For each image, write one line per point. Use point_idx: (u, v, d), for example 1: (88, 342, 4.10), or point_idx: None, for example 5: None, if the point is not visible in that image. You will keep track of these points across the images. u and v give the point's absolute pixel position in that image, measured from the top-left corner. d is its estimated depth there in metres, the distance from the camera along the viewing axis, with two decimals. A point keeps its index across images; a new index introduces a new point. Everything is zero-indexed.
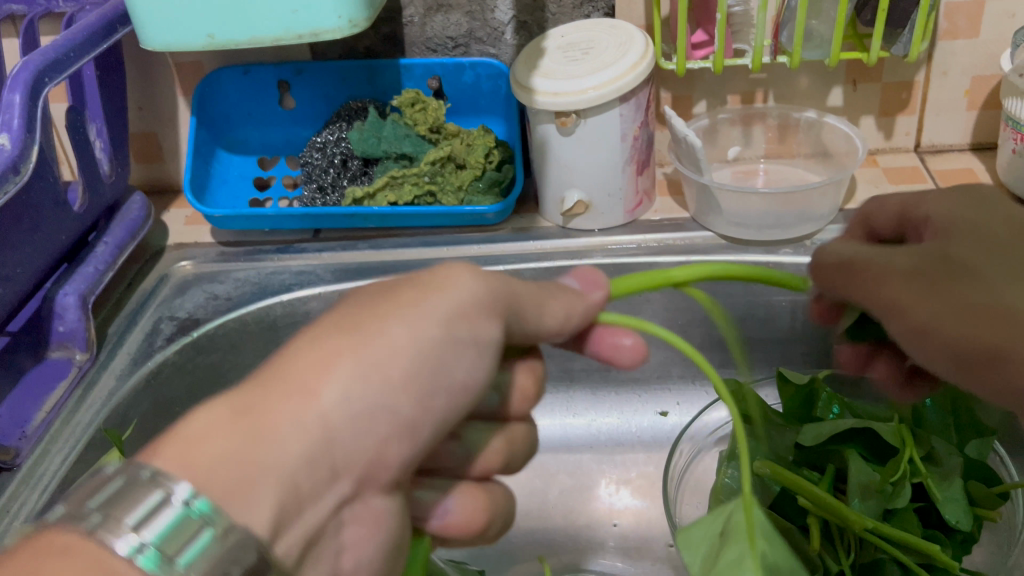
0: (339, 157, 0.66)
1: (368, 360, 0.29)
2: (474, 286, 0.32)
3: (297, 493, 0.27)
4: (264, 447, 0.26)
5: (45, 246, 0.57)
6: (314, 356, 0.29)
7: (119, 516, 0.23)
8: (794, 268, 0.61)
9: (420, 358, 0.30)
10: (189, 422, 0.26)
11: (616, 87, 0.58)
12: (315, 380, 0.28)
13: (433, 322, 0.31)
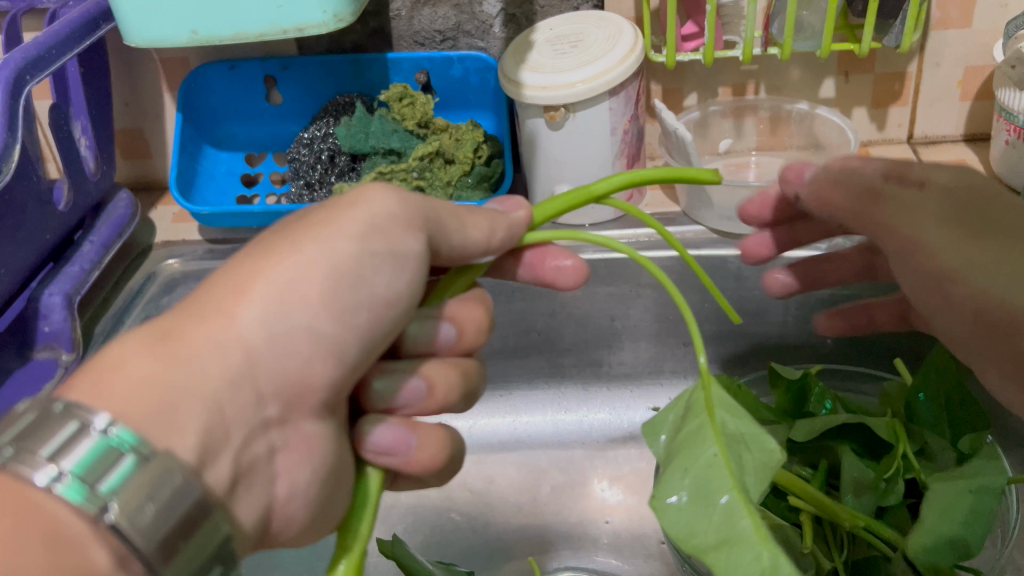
0: (326, 153, 0.65)
1: (285, 282, 0.32)
2: (389, 204, 0.35)
3: (222, 412, 0.30)
4: (188, 369, 0.29)
5: (29, 245, 0.56)
6: (234, 285, 0.32)
7: (31, 447, 0.25)
8: (786, 262, 0.60)
9: (333, 276, 0.33)
10: (114, 351, 0.29)
11: (605, 80, 0.57)
12: (234, 304, 0.31)
13: (351, 239, 0.34)
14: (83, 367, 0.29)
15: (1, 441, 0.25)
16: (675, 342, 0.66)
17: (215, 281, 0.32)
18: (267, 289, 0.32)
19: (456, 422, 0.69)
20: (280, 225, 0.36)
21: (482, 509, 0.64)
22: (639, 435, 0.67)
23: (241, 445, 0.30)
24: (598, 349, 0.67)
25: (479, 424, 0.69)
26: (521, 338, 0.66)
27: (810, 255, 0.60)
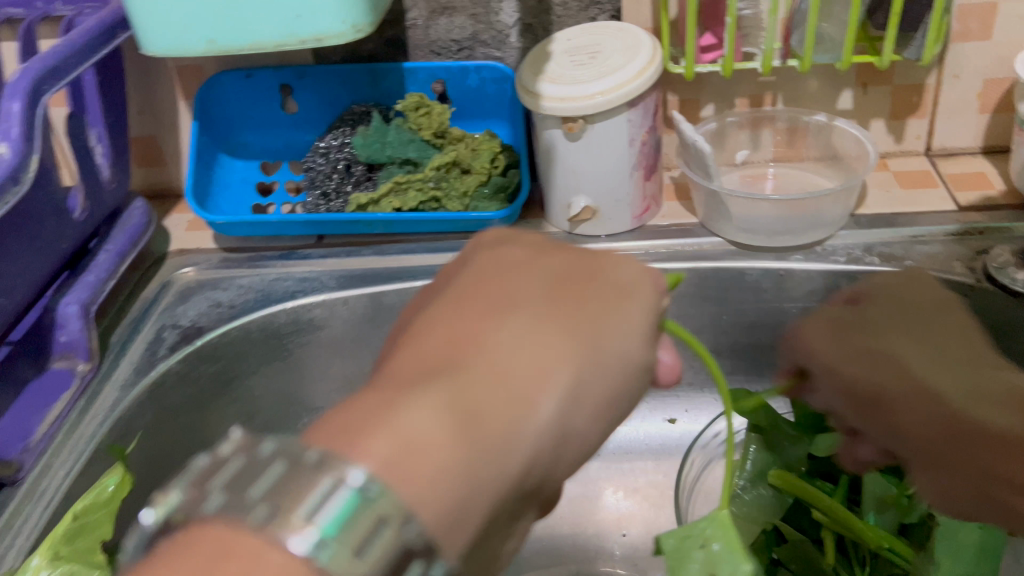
0: (342, 163, 0.65)
1: (581, 377, 0.30)
2: (652, 305, 0.34)
3: (497, 513, 0.28)
4: (488, 462, 0.27)
5: (46, 254, 0.56)
6: (533, 355, 0.30)
7: (291, 508, 0.23)
8: (803, 274, 0.60)
9: (619, 383, 0.32)
10: (412, 415, 0.26)
11: (624, 92, 0.57)
12: (534, 393, 0.29)
13: (635, 342, 0.32)
14: (369, 414, 0.26)
15: (251, 493, 0.24)
16: (691, 354, 0.65)
17: (505, 334, 0.30)
18: (573, 371, 0.30)
19: None
20: (541, 280, 0.33)
21: None
22: (655, 447, 0.67)
23: (496, 530, 0.29)
24: None
25: None
26: None
27: (828, 268, 0.60)
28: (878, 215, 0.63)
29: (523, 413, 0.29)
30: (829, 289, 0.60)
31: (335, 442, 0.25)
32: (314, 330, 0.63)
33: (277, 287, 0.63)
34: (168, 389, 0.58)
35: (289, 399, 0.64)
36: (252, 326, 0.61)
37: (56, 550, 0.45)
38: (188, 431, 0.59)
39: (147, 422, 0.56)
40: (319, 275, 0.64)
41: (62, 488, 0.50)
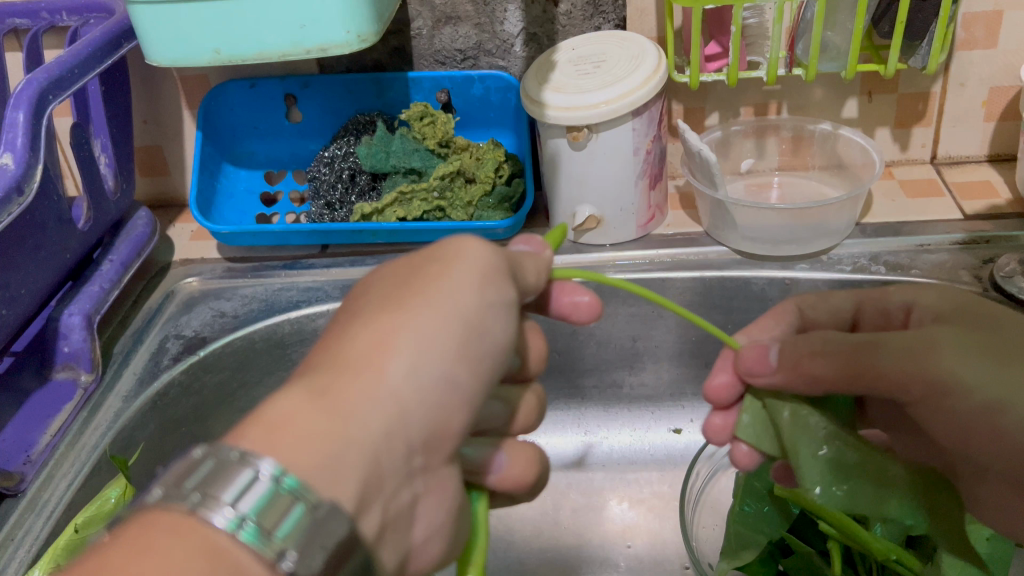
0: (347, 172, 0.65)
1: (426, 331, 0.28)
2: (485, 256, 0.32)
3: (376, 467, 0.27)
4: (348, 425, 0.26)
5: (50, 264, 0.56)
6: (374, 332, 0.28)
7: (215, 494, 0.23)
8: (809, 284, 0.60)
9: (465, 324, 0.29)
10: (273, 404, 0.26)
11: (628, 101, 0.56)
12: (379, 358, 0.28)
13: (472, 296, 0.30)
14: (247, 417, 0.26)
15: (185, 486, 0.23)
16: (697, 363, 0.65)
17: (363, 325, 0.28)
18: (411, 333, 0.28)
19: None
20: (393, 266, 0.32)
21: (502, 533, 0.63)
22: (661, 457, 0.66)
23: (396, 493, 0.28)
24: (620, 370, 0.66)
25: None
26: None
27: (834, 277, 0.59)
28: (884, 224, 0.63)
29: (419, 382, 0.28)
30: None
31: (247, 444, 0.24)
32: (318, 340, 0.63)
33: (281, 297, 0.63)
34: (173, 400, 0.58)
35: None
36: (256, 336, 0.61)
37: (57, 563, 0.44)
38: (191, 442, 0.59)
39: (149, 433, 0.56)
40: (323, 285, 0.64)
41: (64, 500, 0.50)
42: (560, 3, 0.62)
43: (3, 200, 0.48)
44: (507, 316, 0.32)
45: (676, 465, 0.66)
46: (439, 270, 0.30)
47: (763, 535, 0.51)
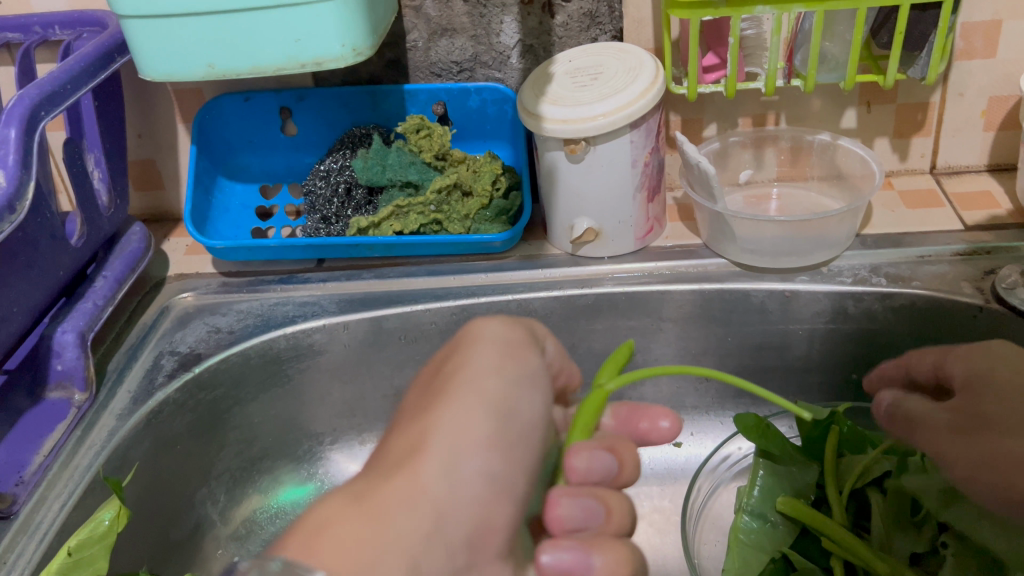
0: (343, 185, 0.64)
1: (456, 424, 0.32)
2: (501, 342, 0.37)
3: (420, 565, 0.28)
4: (388, 528, 0.28)
5: (43, 282, 0.55)
6: (415, 431, 0.32)
7: None
8: (809, 296, 0.59)
9: (494, 409, 0.33)
10: (322, 521, 0.28)
11: (626, 114, 0.56)
12: (420, 455, 0.31)
13: (494, 381, 0.34)
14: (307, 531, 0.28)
15: None
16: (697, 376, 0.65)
17: (406, 427, 0.33)
18: (455, 415, 0.33)
19: None
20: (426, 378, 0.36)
21: None
22: (661, 471, 0.65)
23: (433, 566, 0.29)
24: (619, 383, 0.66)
25: None
26: None
27: (835, 289, 0.59)
28: (884, 235, 0.62)
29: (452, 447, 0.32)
30: (835, 312, 0.60)
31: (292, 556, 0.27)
32: (314, 355, 0.62)
33: (277, 312, 0.63)
34: (168, 417, 0.57)
35: (288, 424, 0.64)
36: (251, 351, 0.60)
37: None
38: (186, 459, 0.58)
39: (145, 451, 0.55)
40: (319, 299, 0.63)
41: (58, 521, 0.49)
42: (557, 14, 0.62)
43: None
44: (519, 394, 0.34)
45: (676, 479, 0.65)
46: (461, 356, 0.36)
47: (765, 552, 0.51)
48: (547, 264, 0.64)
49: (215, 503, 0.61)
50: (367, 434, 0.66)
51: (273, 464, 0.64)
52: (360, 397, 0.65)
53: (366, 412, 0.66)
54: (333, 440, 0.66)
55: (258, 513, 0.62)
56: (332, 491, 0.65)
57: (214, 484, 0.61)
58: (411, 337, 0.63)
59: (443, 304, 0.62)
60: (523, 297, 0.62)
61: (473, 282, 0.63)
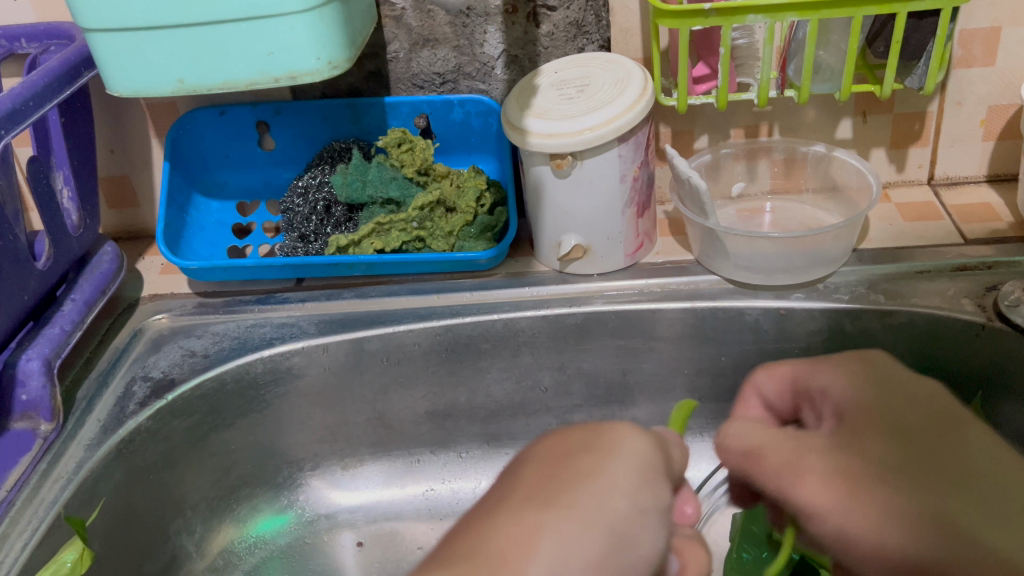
0: (321, 203, 0.62)
1: (571, 549, 0.23)
2: (643, 451, 0.27)
3: None
4: None
5: (5, 308, 0.53)
6: (519, 525, 0.23)
7: None
8: (805, 314, 0.57)
9: (610, 532, 0.24)
10: None
11: (614, 127, 0.54)
12: (516, 562, 0.22)
13: (618, 501, 0.25)
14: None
15: None
16: (690, 396, 0.62)
17: (506, 520, 0.23)
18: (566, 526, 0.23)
19: (435, 475, 0.65)
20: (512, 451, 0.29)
21: None
22: None
23: None
24: (610, 403, 0.64)
25: (455, 481, 0.65)
26: (527, 394, 0.63)
27: (832, 307, 0.57)
28: (882, 250, 0.60)
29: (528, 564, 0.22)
30: (832, 331, 0.57)
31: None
32: (292, 379, 0.60)
33: (254, 334, 0.60)
34: (139, 446, 0.55)
35: (267, 450, 0.62)
36: (226, 376, 0.58)
37: None
38: (158, 489, 0.56)
39: (113, 483, 0.53)
40: (298, 320, 0.61)
41: (19, 562, 0.47)
42: (542, 23, 0.59)
43: None
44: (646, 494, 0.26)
45: None
46: (582, 440, 0.27)
47: None
48: (534, 282, 0.62)
49: (191, 533, 0.59)
50: (350, 459, 0.64)
51: (250, 491, 0.62)
52: (342, 422, 0.63)
53: (347, 436, 0.63)
54: (314, 466, 0.64)
55: (235, 544, 0.60)
56: (313, 519, 0.63)
57: (189, 514, 0.58)
58: (393, 360, 0.61)
59: (427, 324, 0.60)
60: (509, 317, 0.60)
61: (458, 301, 0.61)
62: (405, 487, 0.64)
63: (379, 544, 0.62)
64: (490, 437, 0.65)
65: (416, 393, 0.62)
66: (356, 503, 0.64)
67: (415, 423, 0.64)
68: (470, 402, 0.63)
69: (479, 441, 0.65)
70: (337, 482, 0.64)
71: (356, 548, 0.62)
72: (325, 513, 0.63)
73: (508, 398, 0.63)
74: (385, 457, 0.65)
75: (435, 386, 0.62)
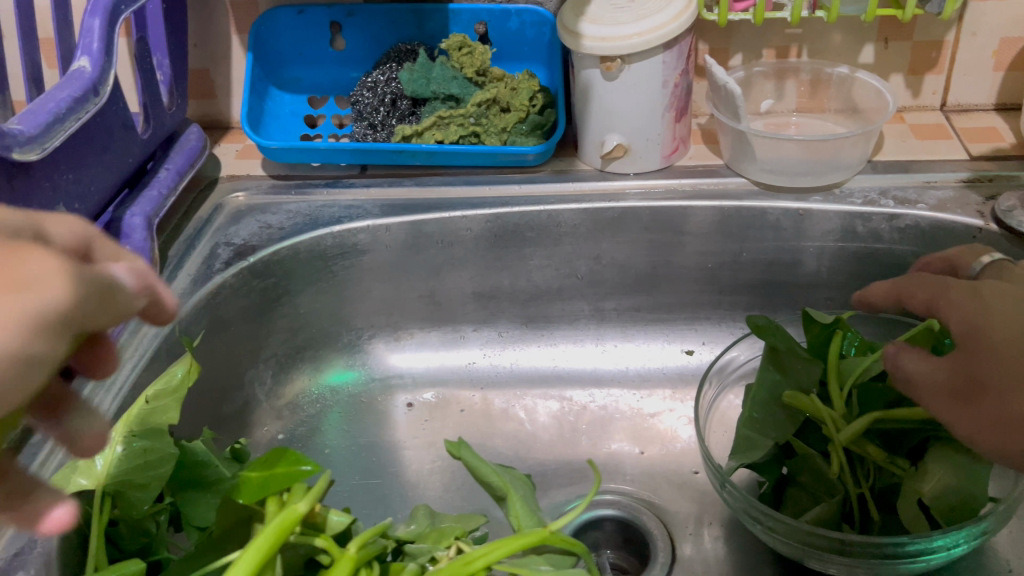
0: (389, 96, 0.69)
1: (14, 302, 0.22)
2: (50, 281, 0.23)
3: None
4: None
5: (114, 167, 0.59)
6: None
7: None
8: (822, 214, 0.64)
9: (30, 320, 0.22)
10: None
11: (659, 35, 0.60)
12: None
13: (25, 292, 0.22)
14: None
15: None
16: (711, 290, 0.69)
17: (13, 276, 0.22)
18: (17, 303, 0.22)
19: (499, 357, 0.72)
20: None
21: (523, 439, 0.67)
22: (673, 375, 0.70)
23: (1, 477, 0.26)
24: (636, 295, 0.70)
25: (512, 359, 0.72)
26: (564, 280, 0.70)
27: (845, 209, 0.63)
28: (894, 162, 0.67)
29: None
30: (845, 231, 0.64)
31: None
32: (357, 254, 0.67)
33: (324, 213, 0.67)
34: (224, 299, 0.62)
35: (336, 318, 0.69)
36: (301, 246, 0.65)
37: (131, 428, 0.48)
38: (236, 340, 0.63)
39: (204, 328, 0.60)
40: (362, 203, 0.68)
41: (129, 379, 0.54)
42: None
43: (81, 99, 0.52)
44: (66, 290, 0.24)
45: (689, 383, 0.70)
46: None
47: (769, 438, 0.56)
48: (577, 177, 0.69)
49: (263, 383, 0.66)
50: (402, 332, 0.72)
51: (316, 353, 0.69)
52: (398, 296, 0.70)
53: (402, 310, 0.71)
54: (372, 334, 0.71)
55: (302, 397, 0.68)
56: (386, 376, 0.71)
57: (261, 366, 0.66)
58: (447, 242, 0.67)
59: (478, 211, 0.66)
60: (553, 209, 0.66)
61: (507, 192, 0.68)
62: (468, 365, 0.72)
63: (430, 406, 0.70)
64: (526, 319, 0.72)
65: (465, 274, 0.69)
66: (424, 366, 0.72)
67: (462, 302, 0.71)
68: (513, 286, 0.70)
69: (517, 323, 0.72)
70: (408, 347, 0.72)
71: (407, 409, 0.70)
72: (397, 372, 0.72)
73: (545, 283, 0.70)
74: (433, 330, 0.72)
75: (482, 269, 0.69)
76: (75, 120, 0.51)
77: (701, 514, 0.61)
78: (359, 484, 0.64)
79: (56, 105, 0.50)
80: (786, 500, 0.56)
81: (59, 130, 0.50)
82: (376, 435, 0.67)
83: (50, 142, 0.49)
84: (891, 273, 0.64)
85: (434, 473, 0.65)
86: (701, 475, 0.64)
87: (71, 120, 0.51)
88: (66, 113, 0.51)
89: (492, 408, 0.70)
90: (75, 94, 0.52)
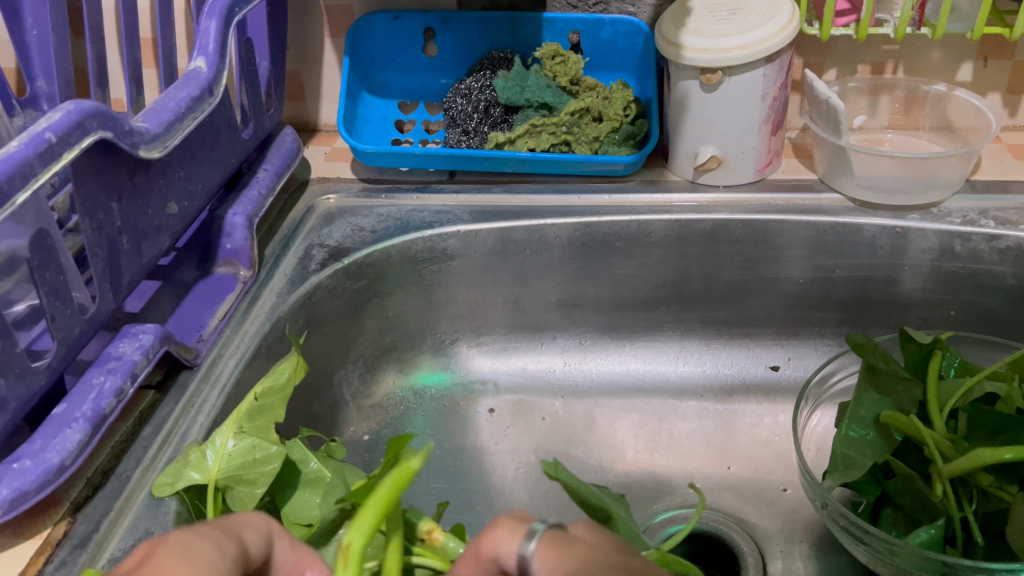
0: (483, 103, 0.69)
1: None
2: None
3: None
4: None
5: (219, 166, 0.60)
6: None
7: None
8: (920, 232, 0.63)
9: None
10: None
11: (762, 48, 0.60)
12: None
13: None
14: None
15: None
16: (801, 305, 0.68)
17: None
18: None
19: (580, 365, 0.72)
20: None
21: (606, 450, 0.67)
22: (757, 389, 0.70)
23: None
24: (723, 308, 0.70)
25: (594, 369, 0.72)
26: (651, 291, 0.69)
27: (944, 228, 0.62)
28: (993, 182, 0.66)
29: None
30: (943, 250, 0.63)
31: None
32: (446, 259, 0.67)
33: (415, 217, 0.67)
34: (319, 300, 0.62)
35: (422, 322, 0.70)
36: (392, 250, 0.65)
37: (240, 424, 0.49)
38: (329, 339, 0.63)
39: (300, 328, 0.61)
40: (453, 208, 0.68)
41: (233, 375, 0.54)
42: None
43: (198, 98, 0.53)
44: None
45: (774, 399, 0.69)
46: None
47: (867, 458, 0.55)
48: (668, 188, 0.69)
49: (350, 384, 0.66)
50: (483, 338, 0.72)
51: (401, 355, 0.70)
52: (483, 302, 0.70)
53: (486, 316, 0.71)
54: (456, 338, 0.72)
55: (387, 399, 0.69)
56: (468, 380, 0.72)
57: (349, 366, 0.66)
58: (536, 249, 0.68)
59: (568, 220, 0.66)
60: (643, 219, 0.66)
61: (597, 202, 0.68)
62: (550, 372, 0.72)
63: (510, 412, 0.70)
64: (608, 328, 0.72)
65: (551, 282, 0.69)
66: (506, 371, 0.72)
67: (547, 309, 0.71)
68: (599, 296, 0.70)
69: (599, 332, 0.72)
70: (490, 352, 0.72)
71: (489, 414, 0.70)
72: (479, 378, 0.72)
73: (631, 293, 0.70)
74: (515, 336, 0.72)
75: (568, 278, 0.69)
76: (192, 119, 0.52)
77: (790, 531, 0.60)
78: (442, 488, 0.64)
79: (176, 104, 0.51)
80: (883, 521, 0.55)
81: (178, 129, 0.51)
82: (459, 440, 0.68)
83: (170, 140, 0.50)
84: (989, 294, 0.63)
85: (518, 480, 0.65)
86: (790, 492, 0.63)
87: (189, 119, 0.52)
88: (184, 111, 0.52)
89: (574, 417, 0.69)
90: (193, 94, 0.53)
